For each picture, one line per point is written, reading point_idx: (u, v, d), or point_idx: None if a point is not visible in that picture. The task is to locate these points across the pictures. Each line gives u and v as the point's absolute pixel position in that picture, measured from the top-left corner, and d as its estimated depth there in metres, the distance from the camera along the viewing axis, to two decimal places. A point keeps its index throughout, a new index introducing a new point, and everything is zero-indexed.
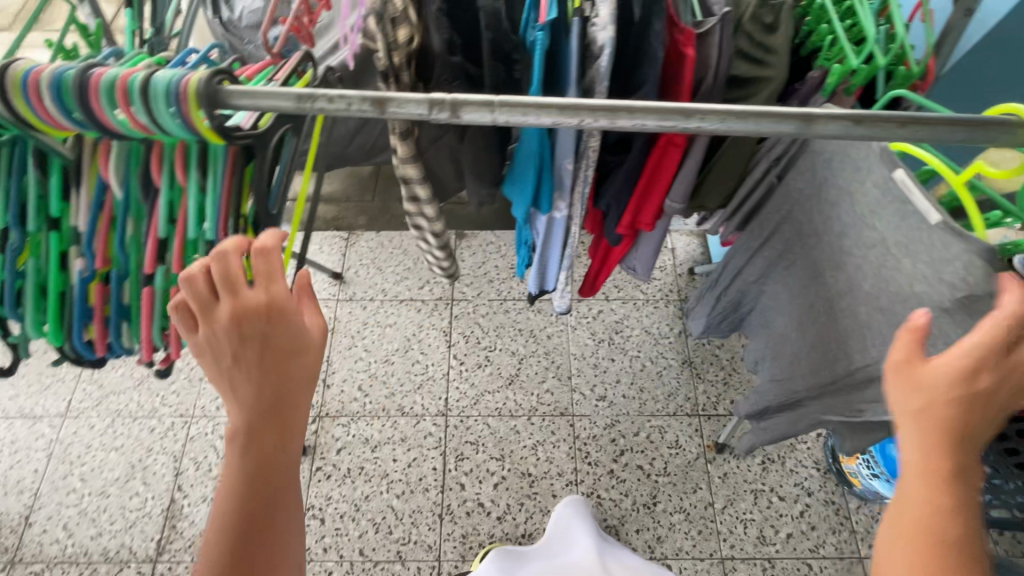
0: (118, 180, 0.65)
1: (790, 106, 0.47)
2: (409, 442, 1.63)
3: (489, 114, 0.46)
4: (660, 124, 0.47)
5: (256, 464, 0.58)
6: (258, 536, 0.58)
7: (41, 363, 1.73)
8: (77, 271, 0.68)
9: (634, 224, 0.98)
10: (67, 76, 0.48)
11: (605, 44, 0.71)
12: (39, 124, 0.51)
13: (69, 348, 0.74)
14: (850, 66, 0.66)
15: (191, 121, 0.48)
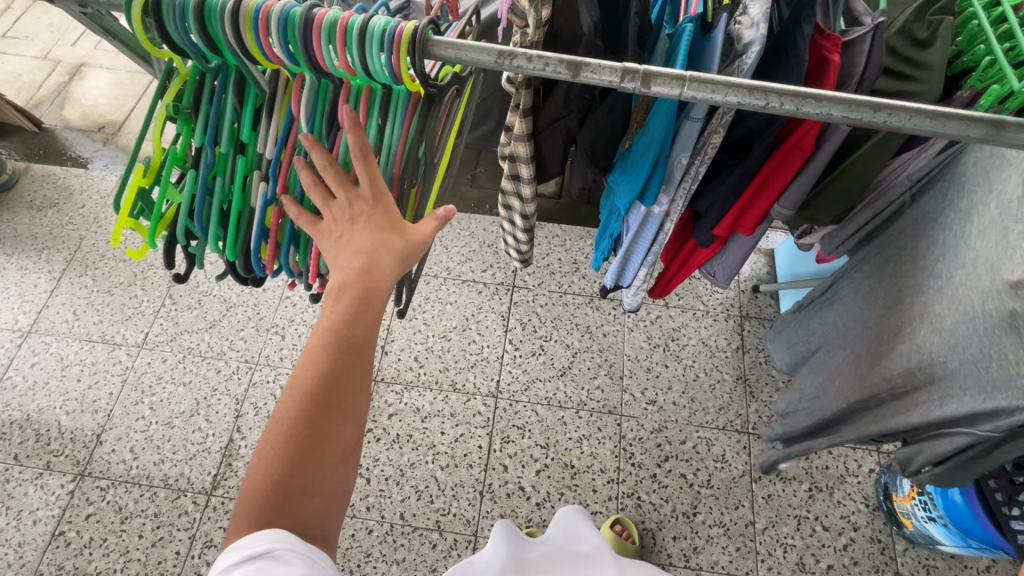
0: (307, 113, 0.65)
1: (979, 111, 0.51)
2: (458, 417, 1.66)
3: (678, 89, 0.52)
4: (846, 114, 0.51)
5: (347, 332, 0.62)
6: (334, 401, 0.61)
7: (124, 295, 1.83)
8: (262, 194, 0.67)
9: (734, 227, 1.03)
10: (295, 12, 0.52)
11: (754, 40, 0.73)
12: (254, 53, 0.55)
13: (241, 265, 0.74)
14: (1010, 88, 0.69)
15: (397, 66, 0.54)
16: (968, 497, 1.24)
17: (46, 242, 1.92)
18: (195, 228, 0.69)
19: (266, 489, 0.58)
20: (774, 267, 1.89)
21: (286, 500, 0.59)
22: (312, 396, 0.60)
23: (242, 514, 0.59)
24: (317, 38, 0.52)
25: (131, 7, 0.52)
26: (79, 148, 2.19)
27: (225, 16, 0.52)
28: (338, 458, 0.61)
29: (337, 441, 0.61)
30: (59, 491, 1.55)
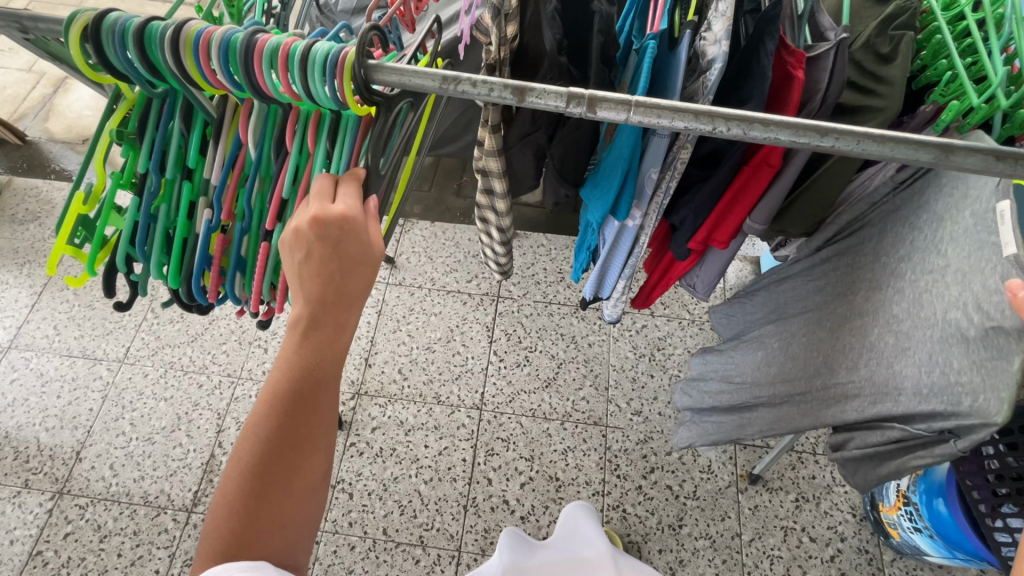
0: (255, 137, 0.66)
1: (928, 136, 0.52)
2: (442, 430, 1.64)
3: (624, 113, 0.53)
4: (794, 138, 0.52)
5: (310, 361, 0.60)
6: (299, 432, 0.59)
7: (106, 309, 1.82)
8: (206, 221, 0.69)
9: (708, 241, 1.02)
10: (236, 38, 0.53)
11: (717, 57, 0.73)
12: (197, 78, 0.56)
13: (183, 293, 0.74)
14: (970, 103, 0.69)
15: (342, 93, 0.54)
16: (952, 508, 1.23)
17: (27, 256, 1.91)
18: (136, 254, 0.69)
19: (230, 522, 0.57)
20: (760, 275, 1.88)
21: (252, 536, 0.57)
22: (277, 427, 0.58)
23: (207, 550, 0.57)
24: (259, 62, 0.53)
25: (72, 30, 0.52)
26: (63, 160, 2.17)
27: (168, 44, 0.53)
28: (306, 491, 0.60)
29: (304, 472, 0.59)
30: (37, 510, 1.53)
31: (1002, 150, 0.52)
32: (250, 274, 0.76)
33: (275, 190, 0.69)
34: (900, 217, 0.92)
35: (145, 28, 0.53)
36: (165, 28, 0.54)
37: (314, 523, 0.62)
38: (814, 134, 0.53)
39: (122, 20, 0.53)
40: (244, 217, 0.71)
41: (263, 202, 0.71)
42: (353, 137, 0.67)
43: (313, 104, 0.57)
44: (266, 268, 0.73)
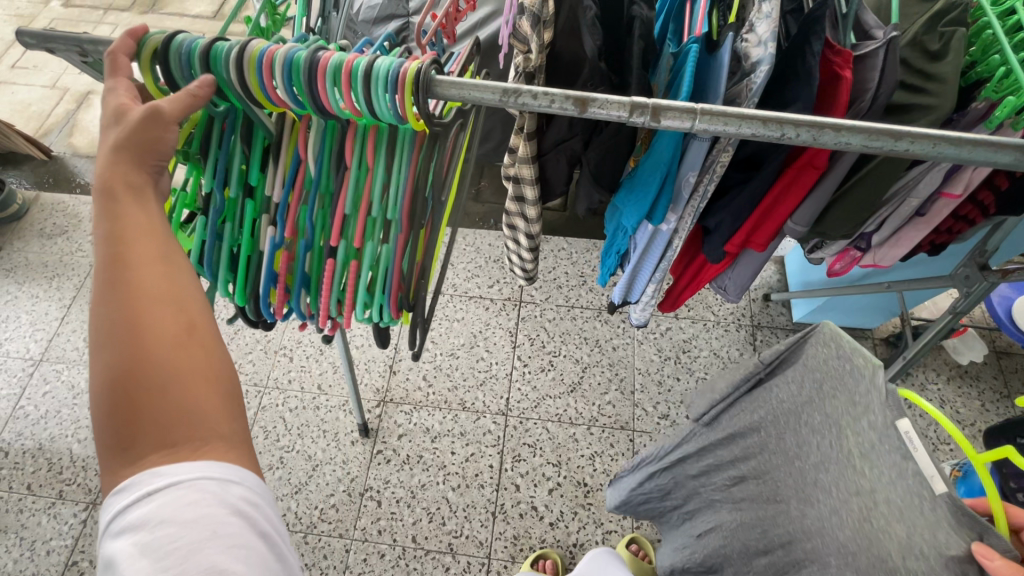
0: (313, 153, 0.69)
1: (1004, 137, 0.53)
2: (468, 436, 1.64)
3: (689, 120, 0.55)
4: (867, 143, 0.54)
5: (126, 215, 0.52)
6: (143, 297, 0.49)
7: None
8: (269, 238, 0.71)
9: (745, 244, 1.02)
10: (300, 57, 0.57)
11: (764, 59, 0.73)
12: (257, 95, 0.60)
13: (252, 310, 0.77)
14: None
15: (403, 107, 0.57)
16: None
17: (55, 270, 1.94)
18: (204, 274, 0.73)
19: (109, 436, 0.47)
20: (785, 276, 1.87)
21: (139, 439, 0.46)
22: (111, 302, 0.48)
23: (107, 482, 0.47)
24: (322, 78, 0.56)
25: (143, 53, 0.58)
26: (87, 175, 2.22)
27: (232, 62, 0.58)
28: (183, 364, 0.48)
29: (160, 342, 0.48)
30: (72, 521, 1.55)
31: None
32: (313, 290, 0.77)
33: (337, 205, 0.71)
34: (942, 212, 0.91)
35: (209, 49, 0.58)
36: (229, 49, 0.58)
37: (222, 409, 0.49)
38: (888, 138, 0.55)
39: (188, 42, 0.59)
40: (305, 232, 0.73)
41: (325, 217, 0.72)
42: (410, 152, 0.69)
43: (375, 120, 0.60)
44: (333, 282, 0.74)
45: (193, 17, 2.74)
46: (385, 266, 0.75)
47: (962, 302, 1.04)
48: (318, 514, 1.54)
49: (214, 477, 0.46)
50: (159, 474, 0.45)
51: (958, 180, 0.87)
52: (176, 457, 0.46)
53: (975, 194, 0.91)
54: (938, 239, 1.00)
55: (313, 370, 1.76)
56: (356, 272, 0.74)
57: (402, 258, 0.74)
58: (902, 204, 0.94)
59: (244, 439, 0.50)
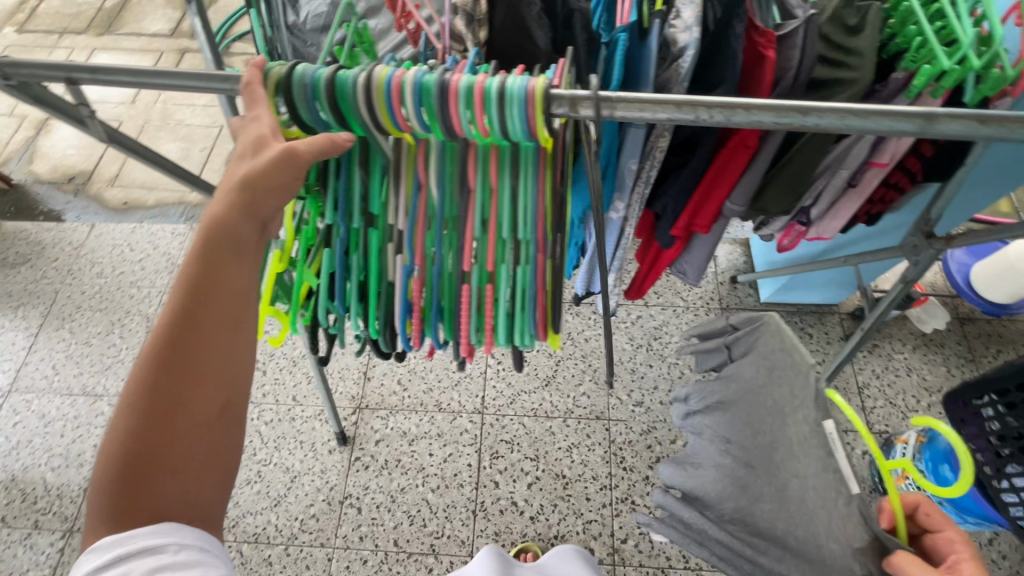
0: (435, 177, 0.70)
1: (910, 107, 0.55)
2: (446, 437, 1.64)
3: (608, 110, 0.58)
4: (775, 120, 0.57)
5: (218, 276, 0.56)
6: (199, 367, 0.54)
7: (103, 344, 1.83)
8: (402, 266, 0.74)
9: (691, 227, 1.04)
10: (428, 83, 0.59)
11: (689, 44, 0.76)
12: (385, 123, 0.63)
13: (386, 340, 0.80)
14: (941, 67, 0.71)
15: (533, 124, 0.59)
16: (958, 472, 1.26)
17: (21, 299, 1.92)
18: (337, 306, 0.77)
19: (108, 482, 0.51)
20: (751, 257, 1.89)
21: (134, 498, 0.51)
22: (167, 360, 0.53)
23: (94, 509, 0.52)
24: (454, 101, 0.59)
25: (268, 87, 0.63)
26: (50, 201, 2.20)
27: (359, 91, 0.60)
28: (206, 441, 0.53)
29: (194, 417, 0.53)
30: (49, 550, 1.53)
31: (986, 113, 0.55)
32: (449, 317, 0.79)
33: (463, 229, 0.73)
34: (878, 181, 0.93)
35: (334, 78, 0.61)
36: (354, 77, 0.61)
37: (218, 487, 0.55)
38: (798, 114, 0.57)
39: (311, 74, 0.62)
40: (432, 260, 0.74)
41: (457, 244, 0.74)
42: (535, 170, 0.70)
43: (504, 139, 0.62)
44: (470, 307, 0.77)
45: (151, 36, 2.72)
46: (523, 288, 0.77)
47: (911, 271, 1.05)
48: (298, 525, 1.53)
49: (189, 551, 0.52)
50: (139, 535, 0.51)
51: (884, 150, 0.90)
52: (159, 525, 0.51)
53: (902, 161, 0.94)
54: (873, 209, 1.03)
55: (287, 382, 1.75)
56: (492, 295, 0.77)
57: (540, 275, 0.76)
58: (834, 176, 0.96)
59: (219, 515, 0.56)
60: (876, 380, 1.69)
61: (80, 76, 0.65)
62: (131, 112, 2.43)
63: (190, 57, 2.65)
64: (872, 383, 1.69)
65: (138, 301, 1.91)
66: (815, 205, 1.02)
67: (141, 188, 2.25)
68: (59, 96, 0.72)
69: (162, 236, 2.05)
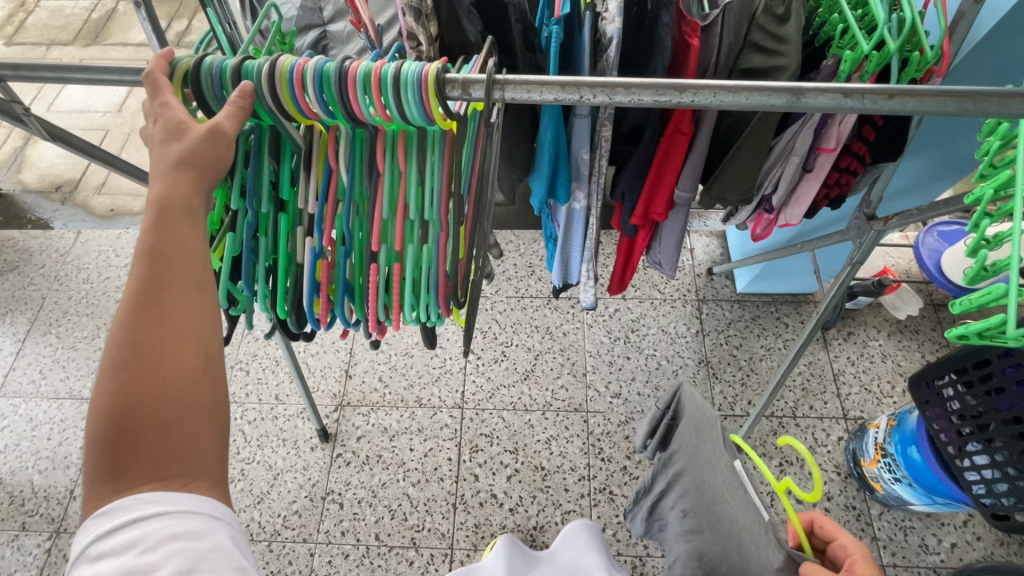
0: (344, 161, 0.72)
1: (776, 82, 0.56)
2: (426, 432, 1.66)
3: (495, 93, 0.60)
4: (654, 97, 0.58)
5: (173, 241, 0.58)
6: (168, 327, 0.55)
7: (89, 348, 1.86)
8: (309, 248, 0.74)
9: (648, 215, 1.04)
10: (330, 69, 0.61)
11: (614, 36, 0.77)
12: (291, 110, 0.65)
13: (292, 321, 0.81)
14: (862, 53, 0.73)
15: (429, 108, 0.61)
16: (925, 454, 1.27)
17: (8, 305, 1.94)
18: (244, 289, 0.75)
19: (101, 449, 0.52)
20: (727, 248, 1.91)
21: (132, 460, 0.52)
22: (137, 325, 0.54)
23: (90, 500, 0.53)
24: (352, 88, 0.61)
25: (174, 77, 0.65)
26: (39, 210, 2.24)
27: (262, 79, 0.62)
28: (186, 397, 0.54)
29: (172, 377, 0.54)
30: (36, 551, 1.55)
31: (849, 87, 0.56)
32: (358, 299, 0.79)
33: (371, 210, 0.74)
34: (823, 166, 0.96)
35: (240, 66, 0.63)
36: (258, 66, 0.63)
37: (212, 447, 0.56)
38: (675, 92, 0.58)
39: (217, 65, 0.64)
40: (341, 241, 0.75)
41: (365, 224, 0.75)
42: (440, 153, 0.71)
43: (406, 123, 0.64)
44: (377, 288, 0.77)
45: (137, 45, 2.76)
46: (429, 268, 0.77)
47: (856, 253, 1.02)
48: (281, 521, 1.55)
49: (202, 518, 0.53)
50: (147, 501, 0.51)
51: (827, 134, 0.92)
52: (161, 486, 0.52)
53: (850, 146, 0.96)
54: (832, 193, 1.04)
55: (270, 381, 1.77)
56: (398, 276, 0.76)
57: (445, 257, 0.75)
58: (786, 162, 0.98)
59: (221, 476, 0.56)
60: (851, 367, 1.71)
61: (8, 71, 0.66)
62: (118, 120, 2.46)
63: None
64: (847, 370, 1.70)
65: None
66: (774, 192, 1.04)
67: (128, 195, 2.28)
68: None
69: None
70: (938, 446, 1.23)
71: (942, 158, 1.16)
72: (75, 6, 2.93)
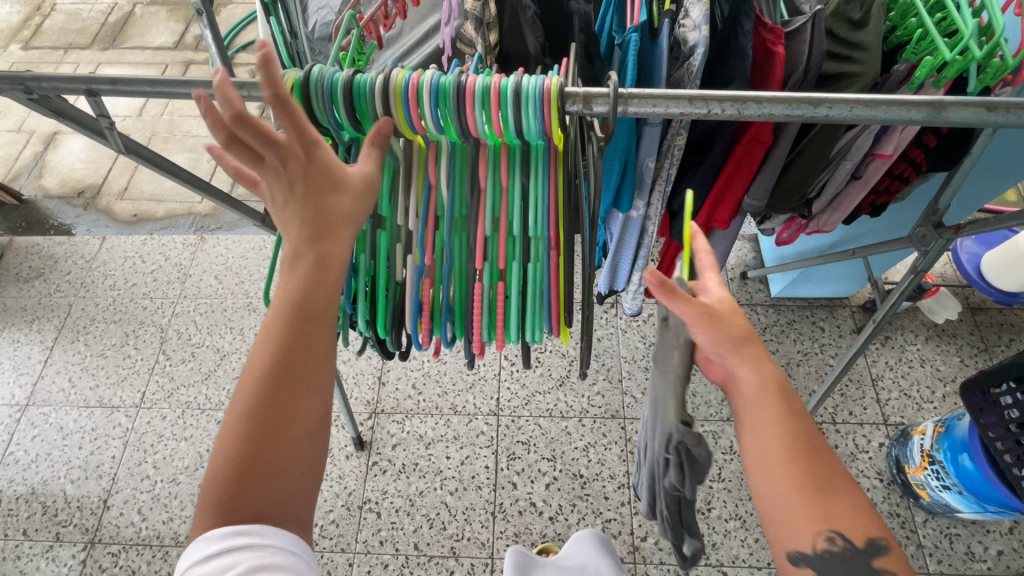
0: (445, 177, 0.73)
1: (919, 96, 0.57)
2: (462, 440, 1.65)
3: (616, 105, 0.60)
4: (787, 111, 0.58)
5: (306, 293, 0.60)
6: (291, 378, 0.59)
7: (118, 356, 1.84)
8: (413, 267, 0.76)
9: (709, 223, 1.08)
10: (447, 83, 0.61)
11: (698, 44, 0.79)
12: (402, 125, 0.65)
13: (391, 341, 0.83)
14: (942, 58, 0.72)
15: (548, 122, 0.62)
16: (978, 462, 1.26)
17: (35, 313, 1.93)
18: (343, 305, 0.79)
19: (222, 478, 0.56)
20: (760, 252, 1.90)
21: (244, 501, 0.56)
22: (267, 372, 0.58)
23: (200, 519, 0.57)
24: (470, 102, 0.61)
25: None
26: (61, 215, 2.22)
27: (377, 93, 0.62)
28: (300, 446, 0.58)
29: (294, 424, 0.58)
30: (71, 562, 1.53)
31: (994, 101, 0.57)
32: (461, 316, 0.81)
33: (473, 227, 0.75)
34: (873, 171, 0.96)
35: (353, 83, 0.63)
36: (370, 81, 0.63)
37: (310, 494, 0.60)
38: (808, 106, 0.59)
39: (328, 77, 0.63)
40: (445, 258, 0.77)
41: (467, 242, 0.76)
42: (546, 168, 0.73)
43: (520, 138, 0.65)
44: (482, 310, 0.79)
45: (155, 49, 2.74)
46: (535, 284, 0.78)
47: (922, 262, 1.05)
48: (318, 531, 1.53)
49: (287, 555, 0.56)
50: (245, 530, 0.55)
51: (887, 141, 0.91)
52: (263, 523, 0.57)
53: (906, 153, 0.96)
54: (877, 201, 1.05)
55: None
56: (502, 294, 0.78)
57: (554, 272, 0.78)
58: (838, 167, 0.98)
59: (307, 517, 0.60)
60: (890, 372, 1.69)
61: (100, 88, 0.66)
62: (139, 125, 2.45)
63: (194, 69, 2.68)
64: (886, 375, 1.69)
65: (151, 312, 1.92)
66: (818, 198, 1.04)
67: (151, 201, 2.27)
68: (80, 110, 0.73)
69: (173, 247, 2.07)
70: (996, 456, 1.21)
71: (1005, 160, 1.15)
72: (92, 9, 2.92)
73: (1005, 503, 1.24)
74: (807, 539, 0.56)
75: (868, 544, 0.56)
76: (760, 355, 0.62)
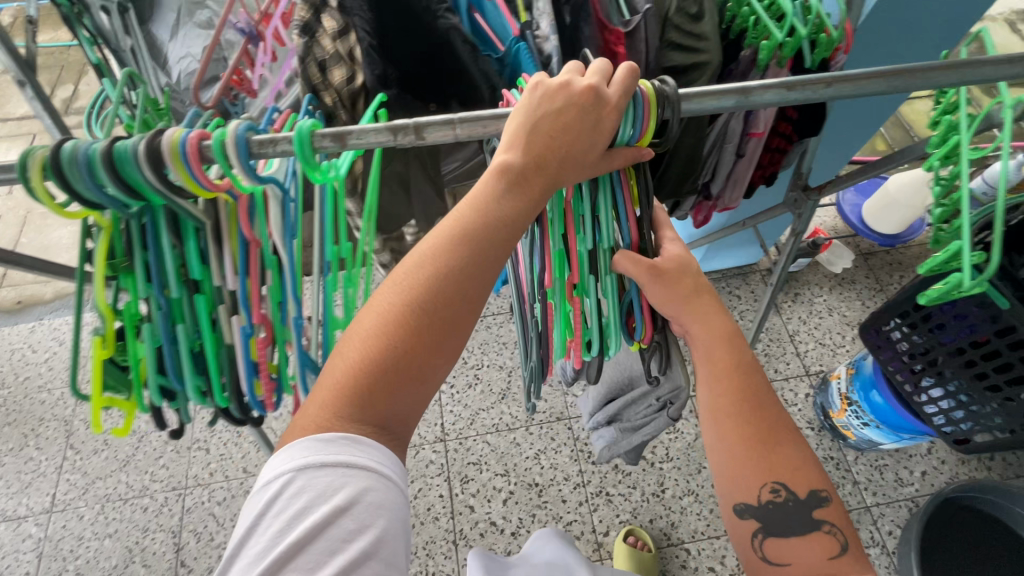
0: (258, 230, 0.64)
1: (724, 86, 0.64)
2: (412, 473, 1.61)
3: (451, 130, 0.62)
4: (612, 115, 0.63)
5: (491, 204, 0.63)
6: (449, 294, 0.61)
7: (17, 461, 1.66)
8: (240, 327, 0.66)
9: None
10: (223, 134, 0.55)
11: (553, 52, 0.82)
12: (185, 185, 0.56)
13: (238, 407, 0.72)
14: (776, 40, 0.78)
15: (645, 123, 0.65)
16: (886, 396, 1.36)
17: None
18: (171, 382, 0.66)
19: (361, 378, 0.59)
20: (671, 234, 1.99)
21: (373, 402, 0.59)
22: (433, 284, 0.61)
23: (331, 408, 0.59)
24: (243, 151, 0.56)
25: (29, 171, 0.53)
26: None
27: (144, 156, 0.54)
28: (434, 369, 0.61)
29: (440, 348, 0.61)
30: None
31: (790, 81, 0.64)
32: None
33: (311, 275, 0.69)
34: (753, 149, 1.03)
35: (111, 151, 0.53)
36: (134, 146, 0.54)
37: (416, 415, 0.63)
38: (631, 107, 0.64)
39: (83, 150, 0.54)
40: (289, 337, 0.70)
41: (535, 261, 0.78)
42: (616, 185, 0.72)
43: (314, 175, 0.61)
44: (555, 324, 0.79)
45: (19, 119, 2.53)
46: (608, 299, 0.76)
47: (799, 223, 1.12)
48: None
49: (394, 484, 0.60)
50: (361, 442, 0.58)
51: (757, 120, 0.99)
52: (374, 435, 0.59)
53: (777, 128, 1.04)
54: (765, 173, 1.11)
55: (235, 455, 1.66)
56: (578, 310, 0.77)
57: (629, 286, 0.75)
58: (723, 150, 1.04)
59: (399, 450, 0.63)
60: (804, 326, 1.80)
61: None
62: (10, 203, 2.24)
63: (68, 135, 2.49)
64: (801, 330, 1.80)
65: (50, 405, 1.75)
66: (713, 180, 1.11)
67: (36, 284, 2.07)
68: None
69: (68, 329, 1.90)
70: (899, 388, 1.30)
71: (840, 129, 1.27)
72: None
73: (915, 427, 1.33)
74: (754, 488, 0.68)
75: (809, 495, 0.69)
76: (710, 306, 0.73)
